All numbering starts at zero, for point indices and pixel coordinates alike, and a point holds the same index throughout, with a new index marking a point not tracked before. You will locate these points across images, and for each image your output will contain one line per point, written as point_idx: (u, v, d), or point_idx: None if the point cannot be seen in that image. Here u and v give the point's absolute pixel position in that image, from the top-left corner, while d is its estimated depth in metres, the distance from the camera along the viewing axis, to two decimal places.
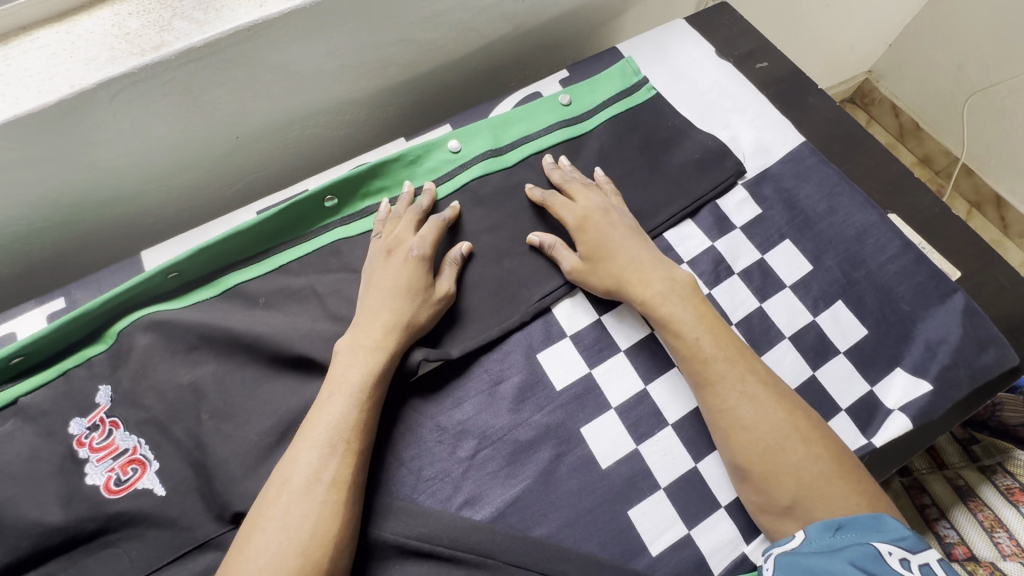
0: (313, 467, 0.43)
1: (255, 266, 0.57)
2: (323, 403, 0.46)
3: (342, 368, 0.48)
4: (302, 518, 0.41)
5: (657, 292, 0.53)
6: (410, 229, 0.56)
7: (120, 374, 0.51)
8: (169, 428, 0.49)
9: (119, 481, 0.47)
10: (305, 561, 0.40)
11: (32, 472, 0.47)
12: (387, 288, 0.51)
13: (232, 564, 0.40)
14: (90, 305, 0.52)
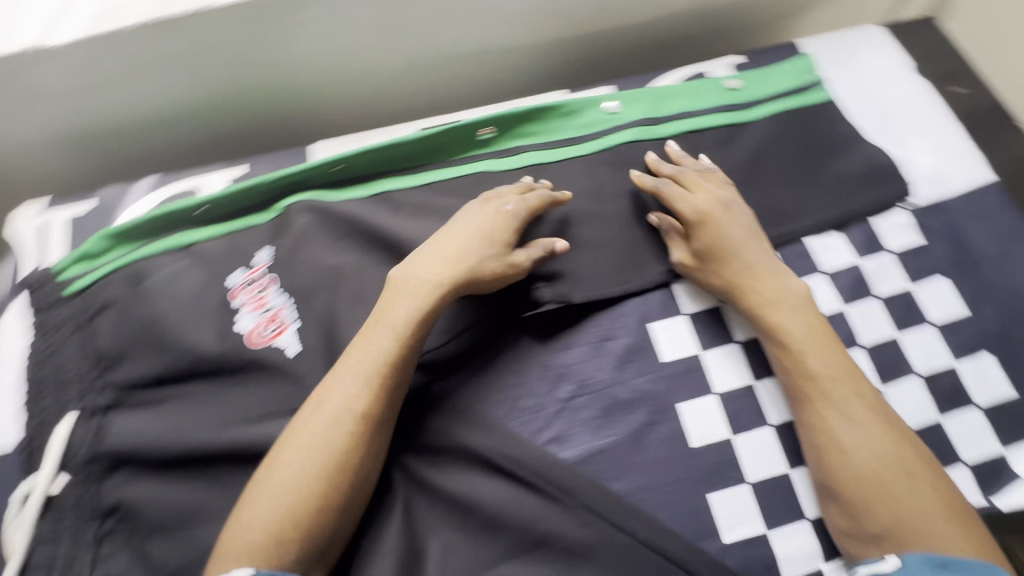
0: (344, 402, 0.45)
1: (406, 178, 0.61)
2: (373, 329, 0.48)
3: (399, 307, 0.48)
4: (325, 444, 0.43)
5: (774, 295, 0.51)
6: (513, 197, 0.55)
7: (278, 243, 0.57)
8: (309, 299, 0.55)
9: (263, 333, 0.53)
10: (326, 482, 0.43)
11: (196, 305, 0.54)
12: (441, 248, 0.51)
13: (265, 472, 0.43)
14: (269, 177, 0.59)
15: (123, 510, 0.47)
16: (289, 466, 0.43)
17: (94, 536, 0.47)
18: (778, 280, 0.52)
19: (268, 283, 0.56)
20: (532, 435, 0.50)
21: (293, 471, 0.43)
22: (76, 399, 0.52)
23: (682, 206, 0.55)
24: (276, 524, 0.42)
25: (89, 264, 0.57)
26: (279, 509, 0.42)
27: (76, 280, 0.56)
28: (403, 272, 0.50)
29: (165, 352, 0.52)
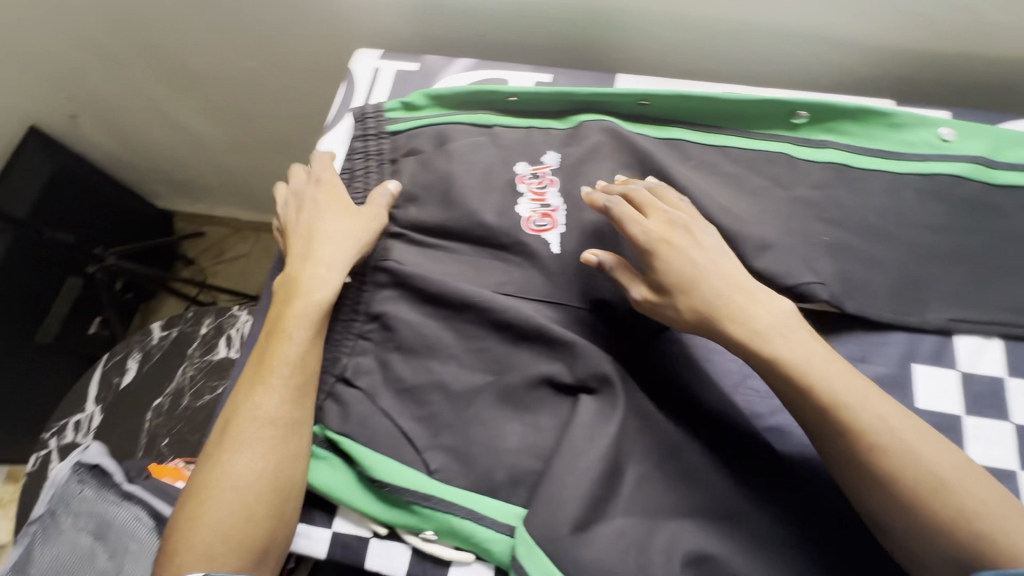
0: (287, 374, 0.50)
1: (701, 135, 0.61)
2: (298, 301, 0.53)
3: (313, 275, 0.54)
4: (254, 465, 0.47)
5: (751, 327, 0.45)
6: (329, 170, 0.60)
7: (567, 152, 0.61)
8: (582, 210, 0.58)
9: (537, 223, 0.57)
10: (265, 491, 0.47)
11: (485, 180, 0.60)
12: (339, 204, 0.57)
13: (188, 528, 0.46)
14: (579, 91, 0.62)
15: (386, 322, 0.55)
16: (233, 473, 0.47)
17: (358, 333, 0.56)
18: (809, 357, 0.44)
19: (551, 183, 0.60)
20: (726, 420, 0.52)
21: (244, 466, 0.47)
22: None
23: (632, 228, 0.50)
24: (232, 550, 0.46)
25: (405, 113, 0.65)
26: (227, 529, 0.46)
27: (395, 121, 0.64)
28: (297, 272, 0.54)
29: (450, 208, 0.59)
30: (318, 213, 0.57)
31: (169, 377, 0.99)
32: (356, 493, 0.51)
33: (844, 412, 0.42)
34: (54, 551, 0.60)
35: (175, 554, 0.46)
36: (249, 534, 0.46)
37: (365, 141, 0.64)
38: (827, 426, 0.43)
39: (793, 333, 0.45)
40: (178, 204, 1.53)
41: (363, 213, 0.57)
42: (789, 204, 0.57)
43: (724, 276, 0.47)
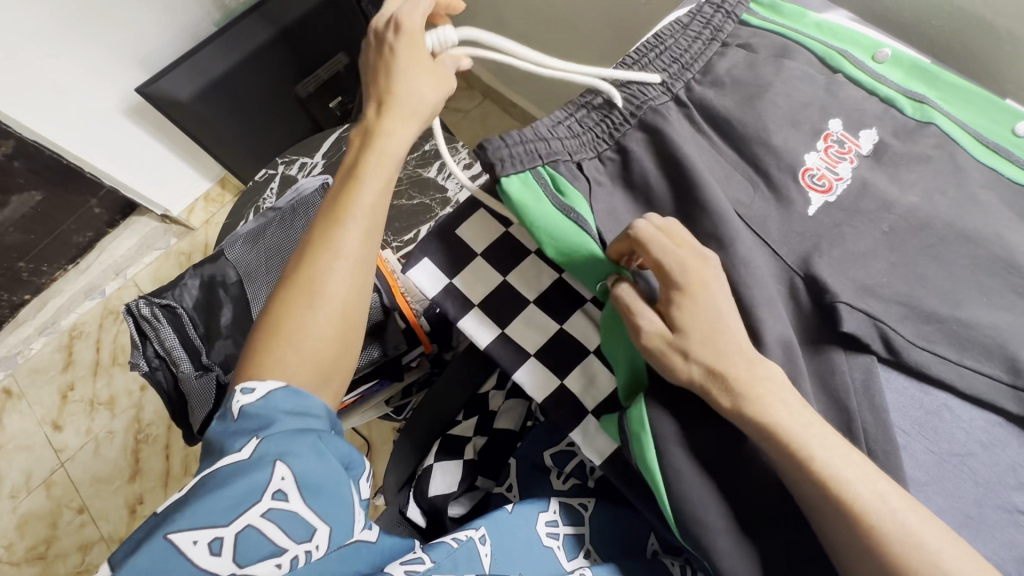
0: (364, 218, 0.52)
1: None
2: (378, 153, 0.53)
3: (394, 131, 0.54)
4: (335, 295, 0.51)
5: (754, 400, 0.44)
6: (420, 15, 0.55)
7: (893, 145, 0.56)
8: (880, 207, 0.53)
9: (813, 179, 0.54)
10: (338, 317, 0.51)
11: (795, 128, 0.57)
12: (417, 58, 0.54)
13: (268, 345, 0.49)
14: (959, 85, 0.57)
15: (634, 158, 0.57)
16: (318, 301, 0.50)
17: (598, 153, 0.58)
18: (821, 452, 0.42)
19: (851, 158, 0.56)
20: (899, 433, 0.47)
21: (328, 295, 0.50)
22: (669, 75, 0.60)
23: (671, 271, 0.46)
24: (307, 366, 0.49)
25: (766, 13, 0.64)
26: (313, 345, 0.49)
27: (752, 15, 0.63)
28: (377, 127, 0.54)
29: (746, 142, 0.57)
30: (398, 65, 0.54)
31: None
32: (557, 227, 0.53)
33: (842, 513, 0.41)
34: (281, 236, 0.72)
35: (261, 364, 0.49)
36: (322, 357, 0.50)
37: (714, 12, 0.63)
38: (817, 516, 0.43)
39: (803, 414, 0.44)
40: None
41: (440, 76, 0.55)
42: None
43: (734, 340, 0.45)
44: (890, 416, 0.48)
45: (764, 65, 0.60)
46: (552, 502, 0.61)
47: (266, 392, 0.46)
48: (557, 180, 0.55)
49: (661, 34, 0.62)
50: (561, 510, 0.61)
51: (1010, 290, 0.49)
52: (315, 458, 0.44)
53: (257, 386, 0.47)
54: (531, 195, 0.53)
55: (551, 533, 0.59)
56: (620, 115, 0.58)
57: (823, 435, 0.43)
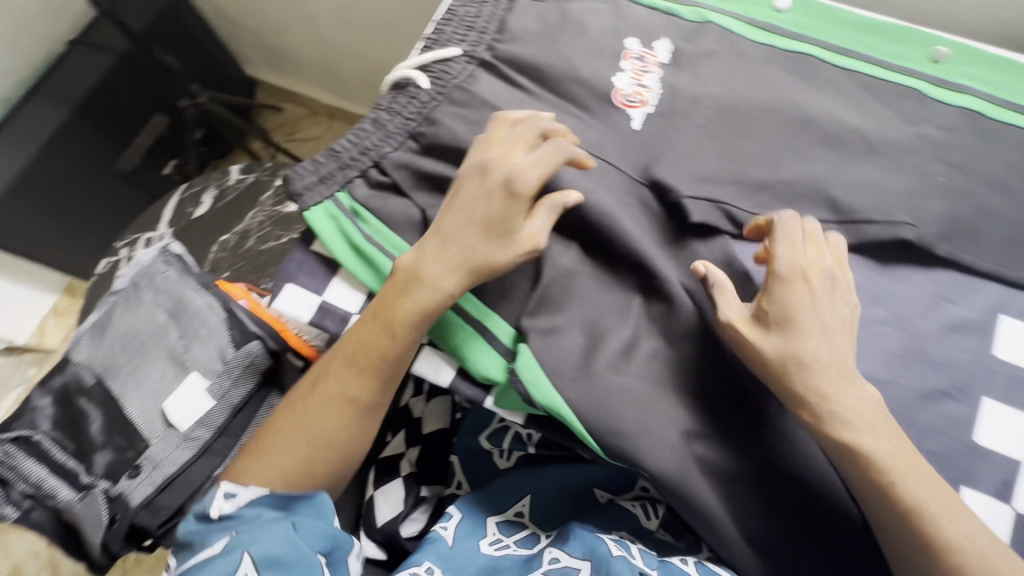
0: (376, 364, 0.51)
1: (834, 54, 0.59)
2: (406, 284, 0.50)
3: (436, 272, 0.50)
4: (327, 422, 0.52)
5: (787, 358, 0.45)
6: (534, 129, 0.52)
7: (686, 48, 0.60)
8: (691, 106, 0.57)
9: (628, 98, 0.58)
10: (326, 447, 0.52)
11: (601, 56, 0.60)
12: (501, 210, 0.49)
13: (256, 454, 0.52)
14: None
15: (465, 125, 0.57)
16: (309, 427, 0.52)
17: (409, 132, 0.59)
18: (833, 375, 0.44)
19: (654, 69, 0.60)
20: None
21: (313, 430, 0.52)
22: (469, 43, 0.61)
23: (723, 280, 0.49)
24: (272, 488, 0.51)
25: None
26: (289, 471, 0.51)
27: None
28: (413, 263, 0.50)
29: (561, 81, 0.59)
30: (481, 197, 0.50)
31: (239, 218, 1.03)
32: (365, 271, 0.56)
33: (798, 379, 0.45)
34: (132, 319, 0.65)
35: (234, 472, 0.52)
36: (297, 475, 0.51)
37: None
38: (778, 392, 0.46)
39: (824, 357, 0.45)
40: (263, 74, 1.56)
41: (517, 222, 0.50)
42: (909, 140, 0.55)
43: (787, 311, 0.46)
44: (756, 281, 0.52)
45: (556, 7, 0.62)
46: (489, 526, 0.57)
47: (246, 500, 0.49)
48: (352, 207, 0.57)
49: (451, 8, 0.63)
50: (501, 527, 0.57)
51: (814, 142, 0.56)
52: (285, 541, 0.46)
53: (241, 490, 0.50)
54: (337, 248, 0.56)
55: (500, 548, 0.55)
56: (427, 95, 0.59)
57: (816, 323, 0.46)
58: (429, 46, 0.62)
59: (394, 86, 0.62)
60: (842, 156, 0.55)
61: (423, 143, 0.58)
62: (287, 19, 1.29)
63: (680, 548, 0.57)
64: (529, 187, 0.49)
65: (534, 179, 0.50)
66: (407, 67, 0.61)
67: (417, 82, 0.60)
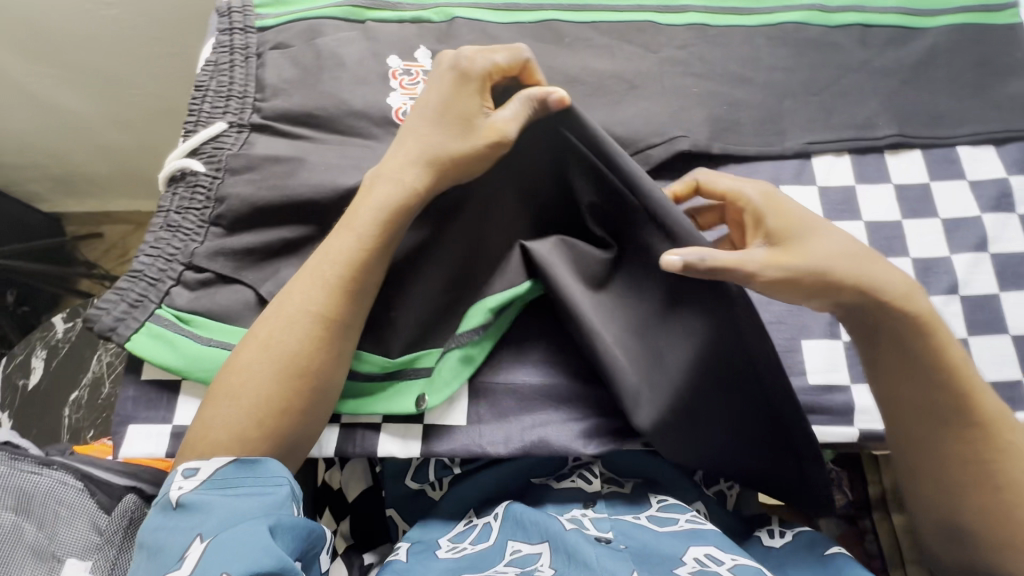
0: (330, 269, 0.47)
1: (573, 13, 0.64)
2: (374, 188, 0.49)
3: (395, 169, 0.48)
4: (286, 344, 0.47)
5: (875, 273, 0.42)
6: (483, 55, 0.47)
7: (444, 49, 0.63)
8: None
9: (406, 114, 0.59)
10: (276, 390, 0.46)
11: (366, 82, 0.60)
12: (450, 96, 0.47)
13: (212, 391, 0.47)
14: None
15: (257, 194, 0.55)
16: (271, 340, 0.47)
17: (208, 220, 0.56)
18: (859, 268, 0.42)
19: (422, 79, 0.61)
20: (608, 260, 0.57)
21: (277, 329, 0.47)
22: (233, 113, 0.59)
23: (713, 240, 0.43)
24: (241, 415, 0.45)
25: (277, 7, 0.65)
26: (257, 383, 0.46)
27: (265, 17, 0.64)
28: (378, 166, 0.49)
29: (339, 117, 0.59)
30: (428, 91, 0.49)
31: (84, 369, 0.92)
32: (214, 373, 0.52)
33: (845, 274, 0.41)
34: None
35: (197, 436, 0.45)
36: (252, 410, 0.45)
37: (231, 35, 0.62)
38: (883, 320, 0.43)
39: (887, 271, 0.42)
40: (65, 205, 1.37)
41: (451, 87, 0.47)
42: (657, 70, 0.61)
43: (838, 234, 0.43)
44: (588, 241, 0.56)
45: (308, 50, 0.62)
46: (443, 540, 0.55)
47: (210, 472, 0.42)
48: (177, 317, 0.53)
49: (199, 83, 0.60)
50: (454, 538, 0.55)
51: (584, 96, 0.60)
52: (267, 551, 0.37)
53: (203, 464, 0.43)
54: (177, 366, 0.52)
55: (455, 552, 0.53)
56: (209, 178, 0.57)
57: (845, 236, 0.43)
58: (192, 127, 0.59)
59: (170, 179, 0.58)
60: (610, 100, 0.60)
61: (228, 225, 0.56)
62: (60, 141, 1.16)
63: (629, 501, 0.56)
64: (480, 65, 0.47)
65: (487, 64, 0.47)
66: (178, 157, 0.57)
67: (196, 168, 0.57)
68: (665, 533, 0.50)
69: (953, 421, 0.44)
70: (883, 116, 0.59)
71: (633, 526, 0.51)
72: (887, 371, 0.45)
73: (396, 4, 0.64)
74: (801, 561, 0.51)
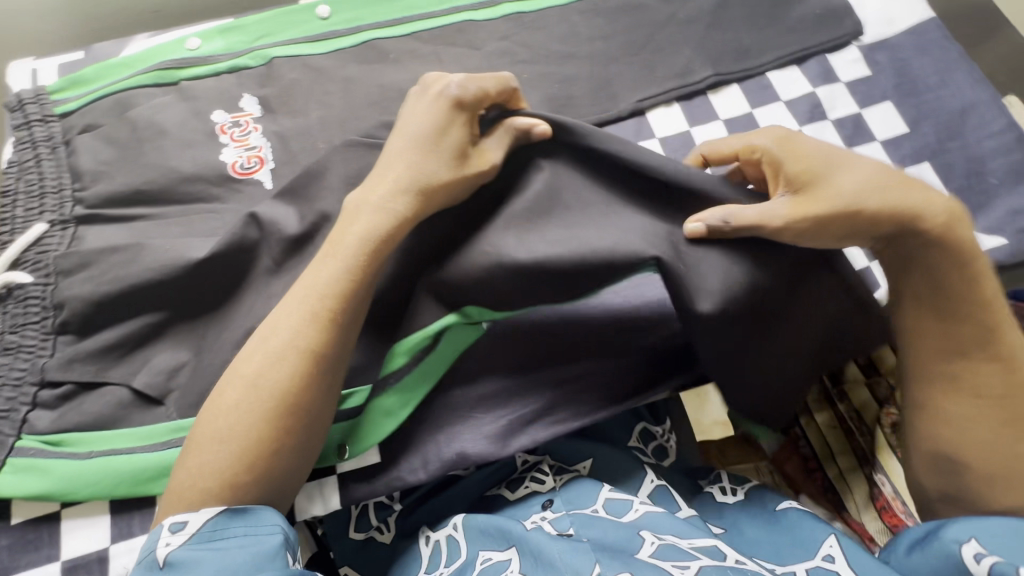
0: (308, 295, 0.43)
1: (391, 29, 0.64)
2: (364, 212, 0.45)
3: (386, 195, 0.45)
4: (272, 382, 0.42)
5: (904, 201, 0.41)
6: (486, 83, 0.47)
7: (269, 92, 0.61)
8: (304, 139, 0.59)
9: (244, 167, 0.57)
10: (264, 432, 0.41)
11: (194, 143, 0.57)
12: (426, 120, 0.46)
13: (192, 441, 0.42)
14: (262, 18, 0.64)
15: (96, 287, 0.50)
16: (259, 380, 0.42)
17: (50, 330, 0.51)
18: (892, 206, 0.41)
19: (254, 127, 0.59)
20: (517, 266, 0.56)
21: (264, 367, 0.42)
22: (51, 210, 0.54)
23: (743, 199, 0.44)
24: (229, 461, 0.41)
25: (78, 88, 0.60)
26: (243, 429, 0.41)
27: (67, 102, 0.59)
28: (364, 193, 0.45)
29: (172, 187, 0.55)
30: (408, 119, 0.47)
31: None
32: (95, 487, 0.47)
33: (864, 207, 0.41)
34: None
35: (177, 488, 0.41)
36: (241, 456, 0.41)
37: (32, 128, 0.57)
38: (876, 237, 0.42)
39: (922, 194, 0.41)
40: None
41: (434, 111, 0.46)
42: (486, 65, 0.62)
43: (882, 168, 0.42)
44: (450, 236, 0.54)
45: (123, 126, 0.58)
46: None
47: (199, 527, 0.39)
48: (38, 442, 0.48)
49: (6, 188, 0.55)
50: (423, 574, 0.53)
51: None
52: None
53: (190, 518, 0.39)
54: (50, 494, 0.46)
55: None
56: (40, 285, 0.52)
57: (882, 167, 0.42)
58: (8, 236, 0.54)
59: None
60: None
61: (75, 329, 0.50)
62: None
63: (580, 484, 0.55)
64: (473, 94, 0.46)
65: (478, 90, 0.46)
66: None
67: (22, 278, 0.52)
68: (624, 522, 0.49)
69: (985, 351, 0.42)
70: (698, 61, 0.63)
71: (591, 517, 0.50)
72: (912, 297, 0.44)
73: (207, 58, 0.62)
74: (752, 516, 0.52)
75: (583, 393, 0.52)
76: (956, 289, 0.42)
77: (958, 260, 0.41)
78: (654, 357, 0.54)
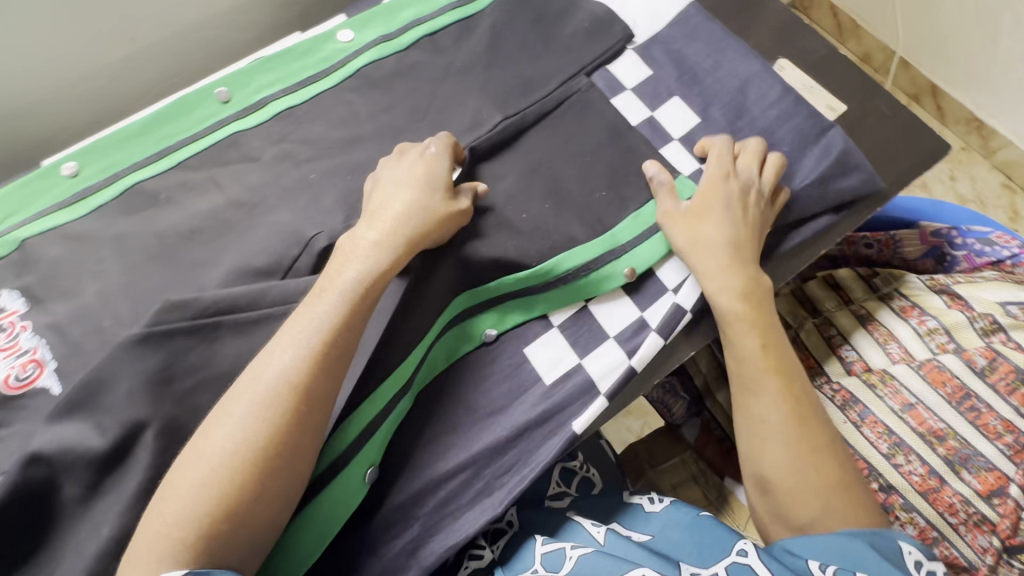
0: (305, 329, 0.43)
1: (153, 166, 0.58)
2: (351, 249, 0.47)
3: (371, 237, 0.47)
4: (267, 417, 0.40)
5: (689, 237, 0.53)
6: (449, 144, 0.53)
7: (30, 280, 0.53)
8: (84, 321, 0.51)
9: (19, 377, 0.49)
10: (256, 470, 0.39)
11: None
12: (409, 177, 0.51)
13: (171, 476, 0.39)
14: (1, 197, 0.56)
15: None
16: (256, 409, 0.41)
17: None
18: (679, 242, 0.54)
19: (22, 326, 0.52)
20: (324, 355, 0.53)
21: (260, 396, 0.41)
22: None
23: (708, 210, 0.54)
24: (208, 500, 0.38)
25: None
26: (235, 467, 0.39)
27: None
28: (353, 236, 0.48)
29: None
30: (388, 173, 0.52)
31: None
32: None
33: (676, 239, 0.54)
34: None
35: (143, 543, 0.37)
36: (228, 494, 0.38)
37: None
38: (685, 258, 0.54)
39: (711, 236, 0.53)
40: None
41: (414, 166, 0.51)
42: (270, 177, 0.58)
43: (701, 214, 0.53)
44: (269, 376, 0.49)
45: None
46: None
47: None
48: None
49: None
50: None
51: (210, 243, 0.55)
52: None
53: None
54: None
55: None
56: None
57: (697, 218, 0.53)
58: None
59: None
60: (237, 233, 0.55)
61: None
62: None
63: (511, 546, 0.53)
64: (445, 154, 0.53)
65: (444, 152, 0.53)
66: None
67: None
68: None
69: (769, 383, 0.49)
70: (486, 107, 0.60)
71: None
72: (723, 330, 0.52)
73: None
74: (678, 522, 0.51)
75: (460, 497, 0.49)
76: (746, 328, 0.51)
77: (735, 296, 0.51)
78: (522, 433, 0.50)
